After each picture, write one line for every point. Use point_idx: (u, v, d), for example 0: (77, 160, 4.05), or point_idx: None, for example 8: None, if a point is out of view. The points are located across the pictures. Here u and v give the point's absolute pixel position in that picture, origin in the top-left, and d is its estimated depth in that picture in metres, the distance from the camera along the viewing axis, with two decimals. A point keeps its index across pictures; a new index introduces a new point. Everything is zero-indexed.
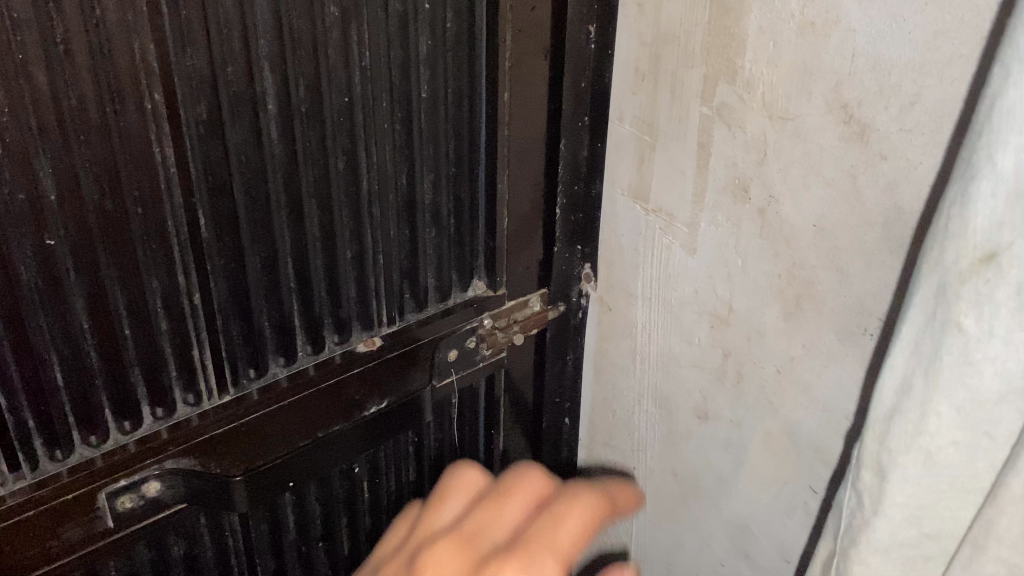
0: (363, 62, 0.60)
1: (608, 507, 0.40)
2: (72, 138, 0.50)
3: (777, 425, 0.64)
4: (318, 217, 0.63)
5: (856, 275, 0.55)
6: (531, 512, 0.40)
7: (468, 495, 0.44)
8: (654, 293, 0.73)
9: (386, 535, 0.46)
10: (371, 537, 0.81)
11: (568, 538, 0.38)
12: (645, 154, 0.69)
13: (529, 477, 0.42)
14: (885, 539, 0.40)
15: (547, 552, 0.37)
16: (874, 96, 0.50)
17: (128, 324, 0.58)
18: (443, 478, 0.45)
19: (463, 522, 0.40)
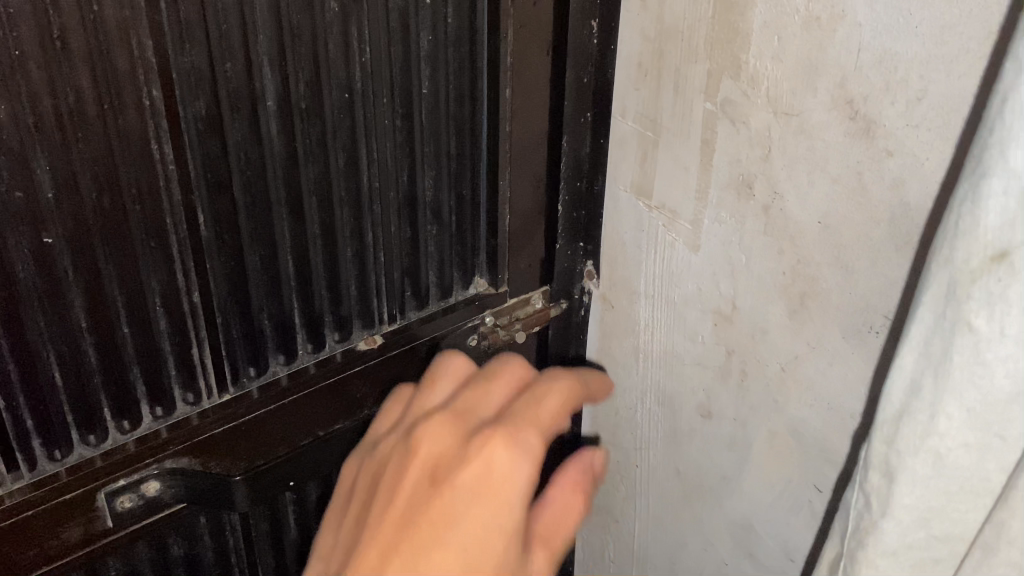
0: (364, 57, 0.60)
1: (576, 390, 0.54)
2: (69, 135, 0.50)
3: (781, 424, 0.64)
4: (319, 214, 0.63)
5: (862, 273, 0.54)
6: (511, 394, 0.53)
7: (456, 381, 0.57)
8: (657, 291, 0.72)
9: (389, 402, 0.59)
10: None
11: (545, 415, 0.50)
12: (648, 150, 0.68)
13: (511, 367, 0.55)
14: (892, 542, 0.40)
15: (524, 423, 0.49)
16: (880, 92, 0.50)
17: (127, 323, 0.57)
18: (434, 363, 0.58)
19: (455, 401, 0.52)
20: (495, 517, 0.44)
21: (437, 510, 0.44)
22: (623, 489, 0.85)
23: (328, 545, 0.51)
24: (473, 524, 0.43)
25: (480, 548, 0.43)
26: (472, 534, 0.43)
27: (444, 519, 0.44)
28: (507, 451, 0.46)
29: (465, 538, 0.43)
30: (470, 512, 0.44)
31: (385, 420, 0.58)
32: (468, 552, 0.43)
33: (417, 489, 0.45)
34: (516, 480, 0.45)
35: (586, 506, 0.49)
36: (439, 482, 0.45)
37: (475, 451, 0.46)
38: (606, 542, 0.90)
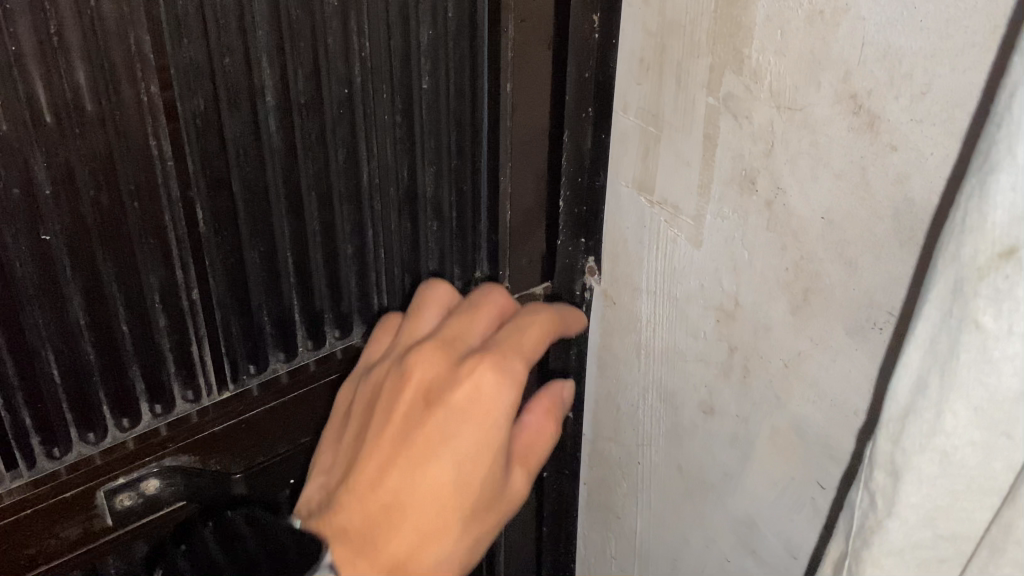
0: (363, 52, 0.59)
1: (554, 323, 0.55)
2: (67, 131, 0.50)
3: (785, 420, 0.64)
4: (318, 209, 0.63)
5: (866, 269, 0.54)
6: (493, 322, 0.54)
7: (443, 306, 0.57)
8: (659, 287, 0.72)
9: (375, 334, 0.60)
10: None
11: (528, 344, 0.52)
12: (650, 145, 0.68)
13: (493, 296, 0.55)
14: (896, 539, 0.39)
15: (509, 350, 0.51)
16: (884, 86, 0.49)
17: (126, 320, 0.57)
18: (420, 293, 0.57)
19: (444, 327, 0.53)
20: (480, 444, 0.48)
21: (428, 432, 0.48)
22: (624, 486, 0.84)
23: (325, 467, 0.53)
24: (460, 451, 0.48)
25: (464, 472, 0.48)
26: (458, 460, 0.48)
27: (436, 443, 0.48)
28: (496, 373, 0.49)
29: (454, 460, 0.48)
30: (456, 438, 0.48)
31: (375, 348, 0.59)
32: (455, 476, 0.48)
33: (411, 408, 0.49)
34: (503, 401, 0.49)
35: (556, 429, 0.54)
36: (433, 404, 0.49)
37: (464, 379, 0.49)
38: (608, 539, 0.89)
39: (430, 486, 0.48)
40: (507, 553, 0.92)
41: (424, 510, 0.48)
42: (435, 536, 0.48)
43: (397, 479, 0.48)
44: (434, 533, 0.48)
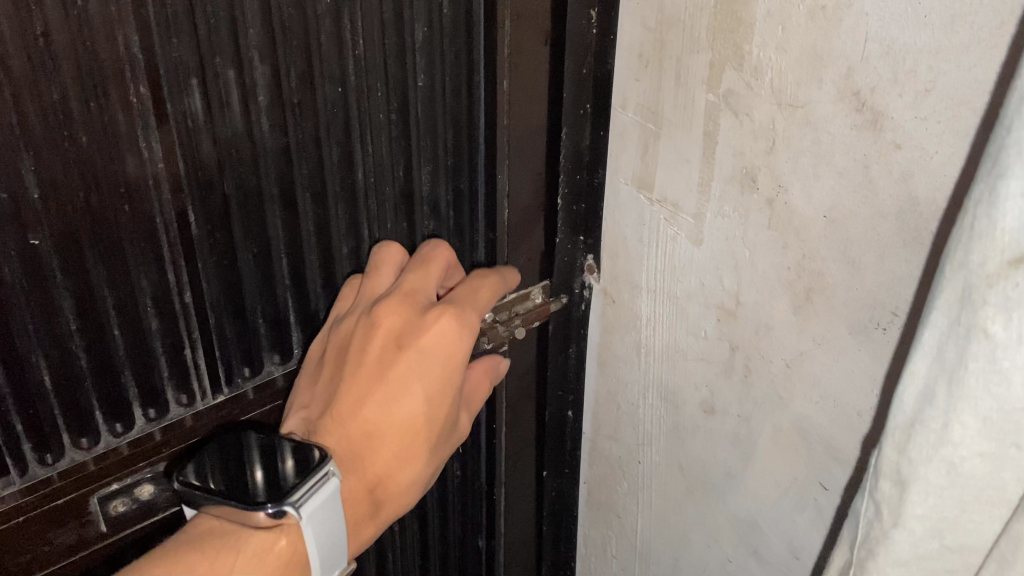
0: (357, 50, 0.58)
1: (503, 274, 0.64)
2: (55, 134, 0.48)
3: (787, 421, 0.63)
4: (312, 210, 0.62)
5: (869, 268, 0.53)
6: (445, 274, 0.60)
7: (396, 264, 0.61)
8: (658, 285, 0.71)
9: (344, 289, 0.63)
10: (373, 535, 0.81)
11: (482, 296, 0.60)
12: (649, 142, 0.67)
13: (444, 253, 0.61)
14: (901, 549, 0.39)
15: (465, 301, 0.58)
16: (887, 83, 0.48)
17: (117, 324, 0.56)
18: (377, 254, 0.61)
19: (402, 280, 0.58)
20: (446, 379, 0.56)
21: (403, 370, 0.55)
22: (624, 486, 0.83)
23: (304, 404, 0.58)
24: (429, 387, 0.55)
25: (434, 401, 0.56)
26: (429, 392, 0.55)
27: (411, 376, 0.55)
28: (457, 322, 0.56)
29: (426, 391, 0.55)
30: (427, 373, 0.55)
31: (343, 301, 0.62)
32: (427, 404, 0.55)
33: (385, 351, 0.55)
34: (462, 343, 0.56)
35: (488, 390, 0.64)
36: (404, 345, 0.55)
37: (430, 325, 0.55)
38: (608, 538, 0.89)
39: (405, 413, 0.55)
40: (507, 552, 0.91)
41: (401, 436, 0.55)
42: (412, 455, 0.56)
43: (376, 407, 0.55)
44: (410, 450, 0.55)
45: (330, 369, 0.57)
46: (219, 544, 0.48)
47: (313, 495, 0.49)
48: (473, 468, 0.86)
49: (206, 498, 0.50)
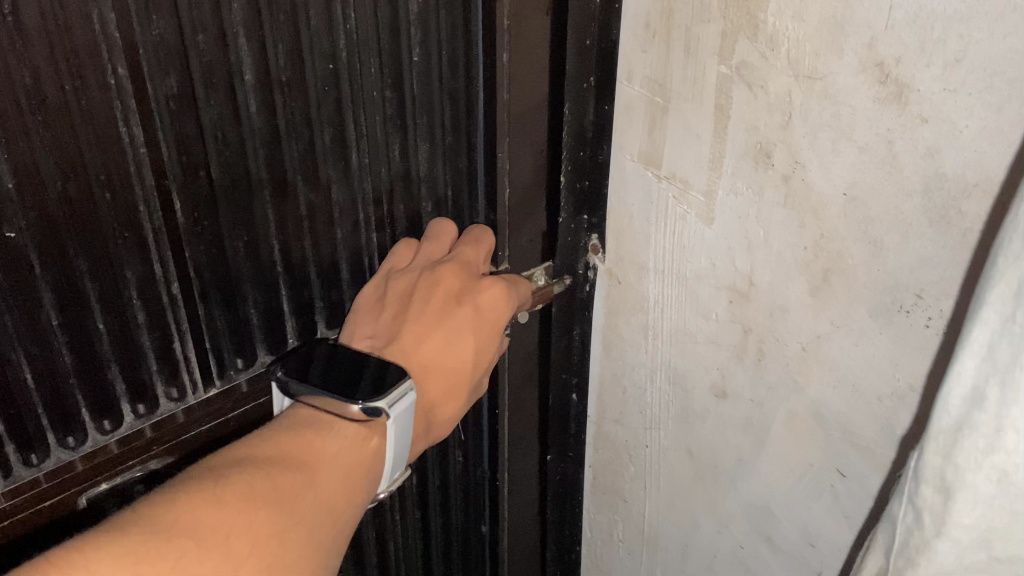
0: (348, 25, 0.55)
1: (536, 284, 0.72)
2: (28, 122, 0.45)
3: (802, 405, 0.60)
4: (304, 193, 0.59)
5: (891, 249, 0.51)
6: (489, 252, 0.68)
7: (451, 236, 0.67)
8: (667, 266, 0.67)
9: (398, 248, 0.66)
10: (374, 525, 0.79)
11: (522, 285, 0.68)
12: (657, 117, 0.63)
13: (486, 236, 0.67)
14: (947, 558, 0.37)
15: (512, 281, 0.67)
16: (913, 53, 0.46)
17: (102, 318, 0.53)
18: (433, 229, 0.67)
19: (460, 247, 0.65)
20: (492, 337, 0.65)
21: (461, 320, 0.63)
22: (632, 470, 0.81)
23: (367, 334, 0.63)
24: (480, 337, 0.64)
25: (481, 351, 0.64)
26: (479, 342, 0.64)
27: (467, 326, 0.63)
28: (508, 292, 0.65)
29: (478, 341, 0.64)
30: (481, 327, 0.64)
31: (398, 259, 0.66)
32: (476, 352, 0.64)
33: (446, 302, 0.63)
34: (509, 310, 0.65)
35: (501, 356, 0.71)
36: (464, 300, 0.63)
37: (488, 288, 0.64)
38: (615, 521, 0.86)
39: (457, 356, 0.63)
40: (510, 538, 0.90)
41: (453, 372, 0.63)
42: (456, 394, 0.64)
43: (436, 345, 0.63)
44: (456, 389, 0.64)
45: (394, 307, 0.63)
46: (319, 427, 0.54)
47: (401, 401, 0.56)
48: (476, 453, 0.84)
49: (300, 387, 0.57)
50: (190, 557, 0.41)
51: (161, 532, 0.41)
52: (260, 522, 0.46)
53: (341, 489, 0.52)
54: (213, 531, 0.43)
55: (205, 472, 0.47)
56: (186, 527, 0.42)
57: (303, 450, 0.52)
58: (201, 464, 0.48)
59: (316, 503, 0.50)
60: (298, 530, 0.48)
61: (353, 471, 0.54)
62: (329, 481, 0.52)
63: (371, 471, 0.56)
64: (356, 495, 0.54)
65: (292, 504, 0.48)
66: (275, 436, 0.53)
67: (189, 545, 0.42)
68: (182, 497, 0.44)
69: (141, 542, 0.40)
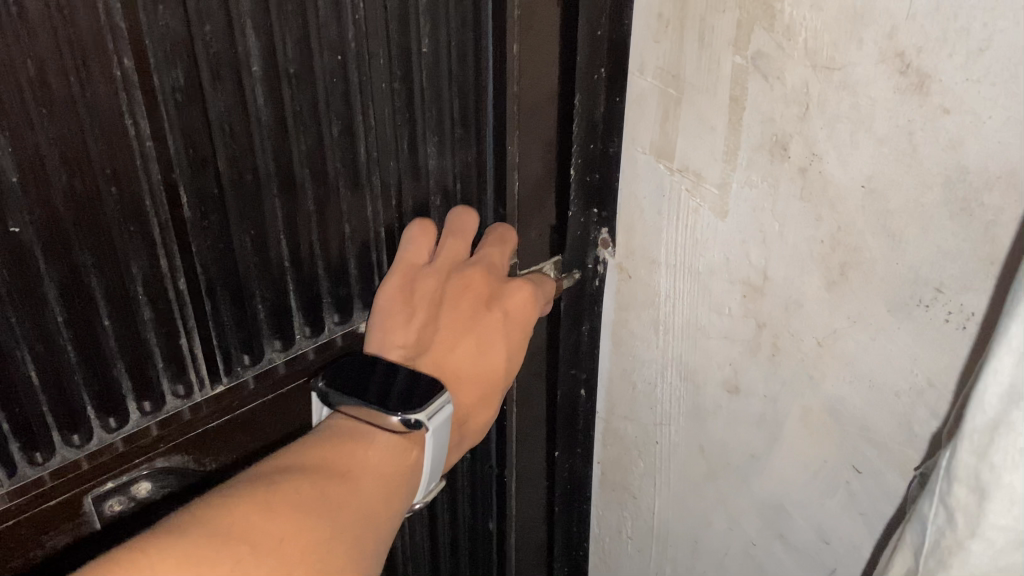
0: (357, 15, 0.54)
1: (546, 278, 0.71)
2: (33, 115, 0.44)
3: (817, 401, 0.60)
4: (312, 188, 0.58)
5: (911, 243, 0.50)
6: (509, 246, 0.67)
7: (468, 228, 0.66)
8: (679, 261, 0.66)
9: (415, 232, 0.64)
10: None
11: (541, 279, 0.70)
12: (669, 109, 0.62)
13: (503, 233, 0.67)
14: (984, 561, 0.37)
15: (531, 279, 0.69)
16: (936, 42, 0.45)
17: (107, 313, 0.52)
18: (451, 219, 0.66)
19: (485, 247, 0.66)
20: (519, 338, 0.68)
21: (490, 325, 0.66)
22: (641, 466, 0.80)
23: (401, 343, 0.63)
24: (509, 340, 0.67)
25: (510, 353, 0.67)
26: (509, 345, 0.67)
27: (495, 330, 0.66)
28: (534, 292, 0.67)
29: (508, 344, 0.67)
30: (509, 330, 0.67)
31: (416, 250, 0.64)
32: (506, 355, 0.67)
33: (474, 308, 0.65)
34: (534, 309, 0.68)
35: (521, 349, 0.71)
36: (493, 306, 0.66)
37: (514, 292, 0.66)
38: (624, 518, 0.85)
39: (489, 360, 0.66)
40: (517, 532, 0.89)
41: (486, 377, 0.66)
42: (488, 397, 0.67)
43: (467, 350, 0.65)
44: (489, 391, 0.66)
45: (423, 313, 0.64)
46: (358, 439, 0.54)
47: (438, 412, 0.57)
48: (483, 451, 0.83)
49: (340, 398, 0.56)
50: (244, 563, 0.42)
51: (215, 536, 0.42)
52: (310, 528, 0.46)
53: (380, 498, 0.53)
54: (265, 537, 0.44)
55: (257, 478, 0.47)
56: (241, 534, 0.43)
57: (346, 456, 0.53)
58: (251, 471, 0.49)
59: (360, 512, 0.50)
60: (346, 536, 0.48)
61: (394, 478, 0.54)
62: (372, 489, 0.52)
63: (408, 482, 0.56)
64: (398, 502, 0.54)
65: (339, 509, 0.48)
66: (317, 445, 0.53)
67: (244, 550, 0.42)
68: (238, 503, 0.45)
69: (195, 549, 0.41)
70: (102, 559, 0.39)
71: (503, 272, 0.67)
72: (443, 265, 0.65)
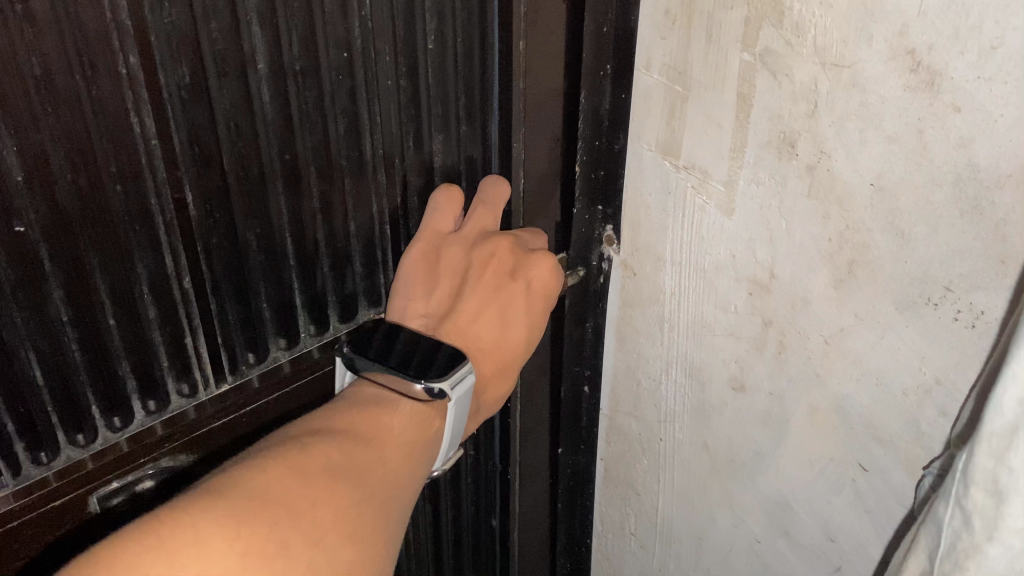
0: (363, 12, 0.54)
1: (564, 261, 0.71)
2: (39, 114, 0.44)
3: (823, 399, 0.60)
4: (317, 185, 0.58)
5: (920, 241, 0.50)
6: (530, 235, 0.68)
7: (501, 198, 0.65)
8: (685, 258, 0.66)
9: (441, 199, 0.64)
10: None
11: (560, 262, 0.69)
12: (676, 105, 0.62)
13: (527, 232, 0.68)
14: (1001, 563, 0.38)
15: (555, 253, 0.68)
16: (947, 40, 0.44)
17: (112, 312, 0.52)
18: (483, 186, 0.66)
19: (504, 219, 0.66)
20: (539, 309, 0.68)
21: (512, 294, 0.67)
22: (645, 462, 0.80)
23: (422, 312, 0.65)
24: (529, 311, 0.68)
25: (531, 323, 0.68)
26: (529, 315, 0.68)
27: (519, 294, 0.67)
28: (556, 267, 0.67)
29: (528, 314, 0.68)
30: (530, 300, 0.67)
31: (443, 220, 0.64)
32: (525, 325, 0.68)
33: (497, 278, 0.66)
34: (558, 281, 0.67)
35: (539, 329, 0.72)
36: (517, 276, 0.66)
37: (539, 263, 0.66)
38: (627, 514, 0.85)
39: (508, 331, 0.68)
40: (521, 531, 0.89)
41: (506, 347, 0.68)
42: (508, 366, 0.68)
43: (488, 321, 0.67)
44: (508, 360, 0.68)
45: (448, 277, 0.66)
46: (384, 405, 0.56)
47: (460, 382, 0.60)
48: (486, 449, 0.84)
49: (370, 366, 0.59)
50: (282, 524, 0.42)
51: (252, 499, 0.42)
52: (341, 493, 0.46)
53: (405, 466, 0.53)
54: (300, 499, 0.44)
55: (289, 440, 0.48)
56: (275, 496, 0.43)
57: (373, 423, 0.53)
58: (282, 432, 0.49)
59: (385, 475, 0.51)
60: (374, 502, 0.48)
61: (415, 449, 0.55)
62: (396, 458, 0.53)
63: (432, 449, 0.58)
64: (419, 470, 0.55)
65: (366, 476, 0.49)
66: (348, 411, 0.54)
67: (280, 512, 0.43)
68: (272, 464, 0.45)
69: (233, 512, 0.41)
70: (140, 521, 0.39)
71: (525, 243, 0.67)
72: (468, 235, 0.66)
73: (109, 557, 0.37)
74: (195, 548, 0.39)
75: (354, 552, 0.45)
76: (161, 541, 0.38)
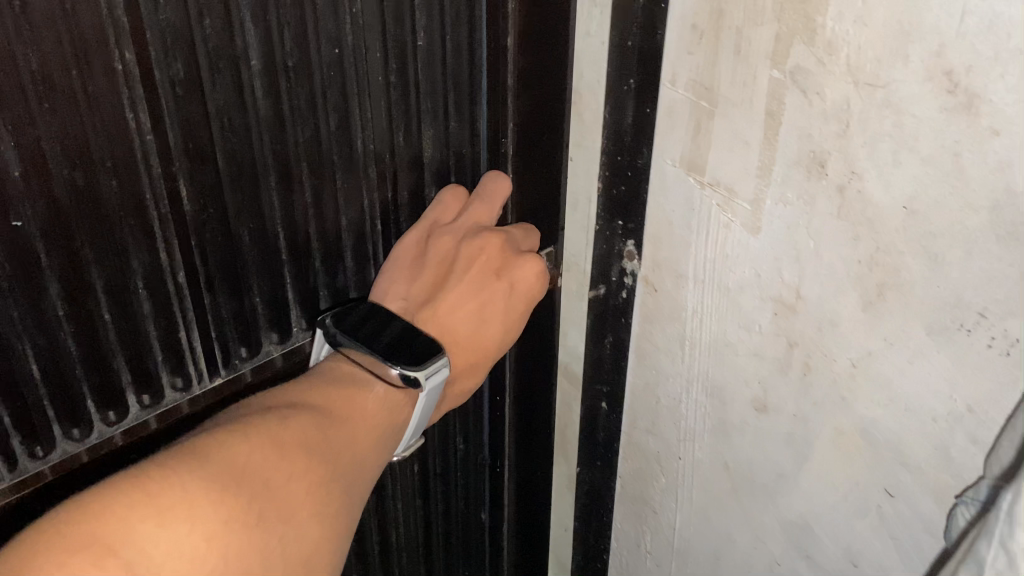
0: (354, 8, 0.55)
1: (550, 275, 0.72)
2: (36, 110, 0.45)
3: (851, 424, 0.58)
4: (309, 179, 0.59)
5: (954, 266, 0.49)
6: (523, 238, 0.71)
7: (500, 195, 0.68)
8: (708, 277, 0.65)
9: (445, 196, 0.67)
10: (376, 513, 0.80)
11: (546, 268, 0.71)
12: (702, 121, 0.60)
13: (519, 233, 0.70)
14: None
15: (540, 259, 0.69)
16: (987, 63, 0.43)
17: (107, 306, 0.53)
18: (484, 182, 0.68)
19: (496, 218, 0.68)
20: (516, 312, 0.70)
21: (494, 292, 0.68)
22: (663, 481, 0.79)
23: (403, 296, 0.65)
24: (507, 313, 0.70)
25: (506, 325, 0.70)
26: (505, 316, 0.70)
27: (501, 296, 0.69)
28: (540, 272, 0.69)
29: (505, 315, 0.70)
30: (509, 301, 0.69)
31: (444, 210, 0.67)
32: (501, 324, 0.69)
33: (483, 275, 0.67)
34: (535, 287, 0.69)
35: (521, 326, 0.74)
36: (502, 276, 0.68)
37: (525, 266, 0.68)
38: (644, 531, 0.84)
39: (483, 329, 0.69)
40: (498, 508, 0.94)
41: (479, 343, 0.69)
42: (477, 363, 0.69)
43: (467, 315, 0.68)
44: (478, 356, 0.69)
45: (435, 266, 0.67)
46: (356, 385, 0.57)
47: (436, 374, 0.61)
48: (474, 439, 0.86)
49: (347, 341, 0.60)
50: (260, 498, 0.44)
51: (234, 466, 0.44)
52: (314, 468, 0.48)
53: (371, 446, 0.55)
54: (278, 472, 0.46)
55: (268, 410, 0.50)
56: (256, 464, 0.45)
57: (348, 401, 0.55)
58: (259, 401, 0.51)
59: (353, 454, 0.53)
60: (343, 480, 0.50)
61: (384, 432, 0.57)
62: (365, 437, 0.55)
63: (397, 434, 0.59)
64: (384, 449, 0.57)
65: (338, 454, 0.51)
66: (326, 387, 0.56)
67: (259, 482, 0.44)
68: (252, 432, 0.46)
69: (217, 478, 0.42)
70: (127, 473, 0.40)
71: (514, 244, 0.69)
72: (462, 228, 0.67)
73: (110, 516, 0.38)
74: (183, 508, 0.40)
75: (319, 531, 0.47)
76: (153, 499, 0.39)
